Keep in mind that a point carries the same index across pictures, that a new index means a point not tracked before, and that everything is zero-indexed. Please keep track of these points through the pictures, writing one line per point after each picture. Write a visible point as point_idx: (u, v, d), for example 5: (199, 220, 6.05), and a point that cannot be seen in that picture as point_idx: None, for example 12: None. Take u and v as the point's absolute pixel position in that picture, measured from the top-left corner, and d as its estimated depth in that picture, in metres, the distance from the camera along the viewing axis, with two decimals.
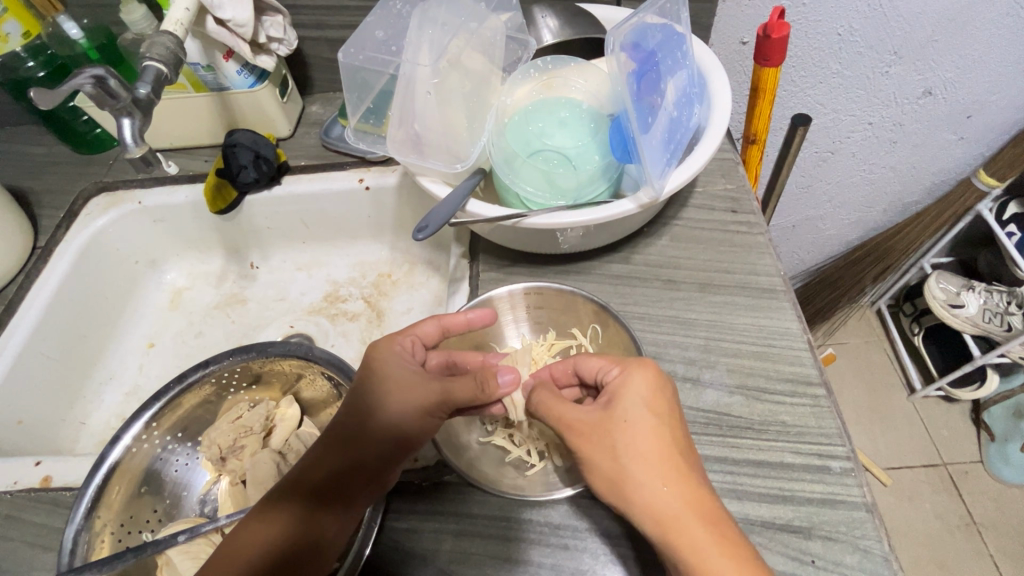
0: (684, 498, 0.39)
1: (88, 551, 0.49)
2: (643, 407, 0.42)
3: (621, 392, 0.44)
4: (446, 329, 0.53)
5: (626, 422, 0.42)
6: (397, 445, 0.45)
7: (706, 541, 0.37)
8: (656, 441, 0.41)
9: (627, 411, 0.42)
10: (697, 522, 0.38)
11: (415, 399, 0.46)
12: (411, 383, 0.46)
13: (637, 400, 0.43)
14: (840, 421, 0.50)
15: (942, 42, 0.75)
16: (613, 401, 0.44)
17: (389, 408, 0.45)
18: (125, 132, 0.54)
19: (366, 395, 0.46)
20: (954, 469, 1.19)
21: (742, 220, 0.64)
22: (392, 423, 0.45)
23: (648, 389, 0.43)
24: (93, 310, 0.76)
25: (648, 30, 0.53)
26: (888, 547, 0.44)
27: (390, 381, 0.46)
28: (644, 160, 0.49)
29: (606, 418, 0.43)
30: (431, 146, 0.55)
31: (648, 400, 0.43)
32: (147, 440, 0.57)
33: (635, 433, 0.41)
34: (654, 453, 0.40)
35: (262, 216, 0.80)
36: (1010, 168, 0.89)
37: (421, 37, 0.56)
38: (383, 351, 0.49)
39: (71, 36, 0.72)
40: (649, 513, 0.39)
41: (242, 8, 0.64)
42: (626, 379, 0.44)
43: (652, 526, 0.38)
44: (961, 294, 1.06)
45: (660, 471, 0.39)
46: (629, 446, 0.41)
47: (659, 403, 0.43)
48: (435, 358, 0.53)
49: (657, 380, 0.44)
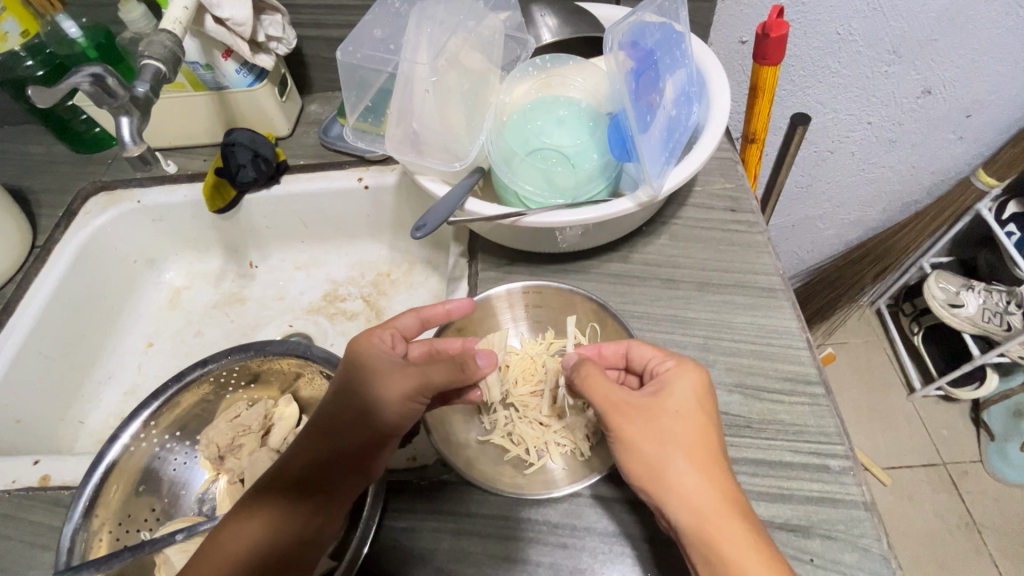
0: (721, 494, 0.39)
1: (85, 549, 0.49)
2: (694, 402, 0.43)
3: (673, 383, 0.44)
4: (426, 320, 0.53)
5: (677, 413, 0.42)
6: (378, 433, 0.45)
7: (738, 536, 0.38)
8: (703, 436, 0.41)
9: (678, 403, 0.43)
10: (733, 517, 0.38)
11: (394, 386, 0.45)
12: (388, 372, 0.46)
13: (687, 394, 0.43)
14: (839, 420, 0.50)
15: (941, 41, 0.75)
16: (663, 390, 0.44)
17: (368, 397, 0.45)
18: (123, 130, 0.54)
19: (345, 387, 0.47)
20: (954, 469, 1.19)
21: (741, 219, 0.64)
22: (372, 412, 0.45)
23: (699, 385, 0.44)
24: (92, 310, 0.76)
25: (646, 28, 0.53)
26: (887, 546, 0.44)
27: (368, 371, 0.46)
28: (642, 158, 0.49)
29: (654, 406, 0.43)
30: (429, 145, 0.55)
31: (696, 395, 0.43)
32: (145, 439, 0.57)
33: (686, 425, 0.41)
34: (700, 447, 0.41)
35: (261, 216, 0.80)
36: (1009, 167, 0.89)
37: (420, 36, 0.56)
38: (362, 345, 0.49)
39: (69, 35, 0.72)
40: (688, 503, 0.39)
41: (241, 7, 0.64)
42: (678, 372, 0.44)
43: (688, 516, 0.39)
44: (960, 294, 1.06)
45: (704, 465, 0.40)
46: (677, 437, 0.41)
47: (706, 399, 0.43)
48: (417, 349, 0.52)
49: (705, 377, 0.45)
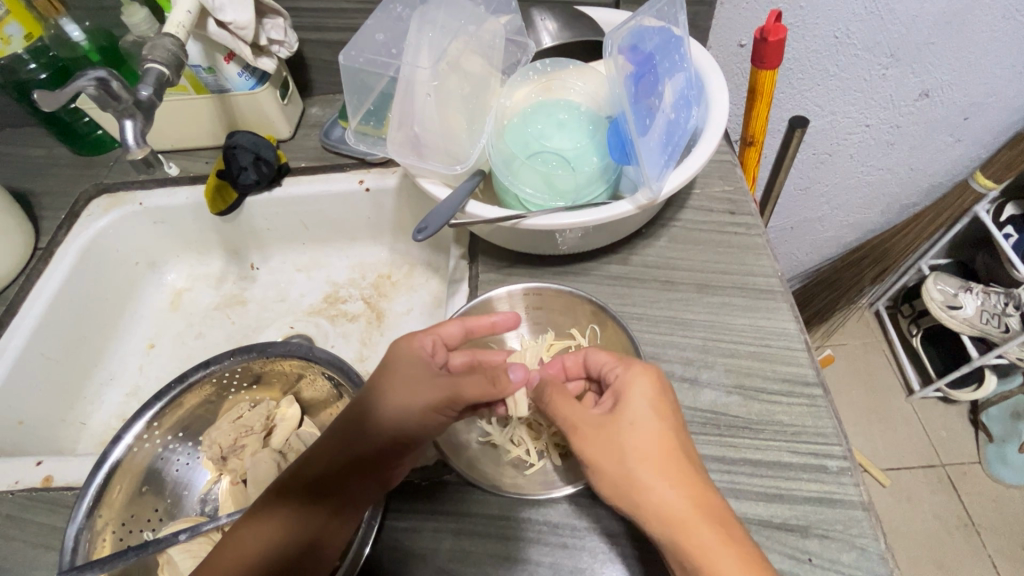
0: (691, 499, 0.39)
1: (89, 549, 0.49)
2: (649, 410, 0.43)
3: (625, 395, 0.44)
4: (471, 329, 0.53)
5: (633, 424, 0.42)
6: (399, 442, 0.46)
7: (714, 541, 0.37)
8: (663, 443, 0.41)
9: (633, 414, 0.43)
10: (706, 522, 0.38)
11: (425, 397, 0.46)
12: (421, 381, 0.47)
13: (642, 402, 0.43)
14: (837, 421, 0.50)
15: (938, 45, 0.76)
16: (618, 403, 0.44)
17: (395, 404, 0.46)
18: (128, 133, 0.55)
19: (374, 392, 0.48)
20: (952, 470, 1.20)
21: (740, 222, 0.65)
22: (395, 420, 0.46)
23: (652, 391, 0.44)
24: (94, 311, 0.76)
25: (646, 33, 0.54)
26: (883, 545, 0.44)
27: (400, 379, 0.47)
28: (642, 162, 0.50)
29: (611, 421, 0.43)
30: (430, 148, 0.56)
31: (651, 402, 0.44)
32: (148, 440, 0.57)
33: (644, 435, 0.42)
34: (660, 455, 0.41)
35: (263, 218, 0.81)
36: (1007, 169, 0.90)
37: (421, 40, 0.57)
38: (403, 346, 0.49)
39: (73, 38, 0.73)
40: (658, 516, 0.39)
41: (244, 11, 0.64)
42: (630, 381, 0.45)
43: (662, 529, 0.39)
44: (959, 295, 1.06)
45: (667, 473, 0.40)
46: (635, 448, 0.41)
47: (662, 406, 0.44)
48: (458, 357, 0.53)
49: (659, 383, 0.45)
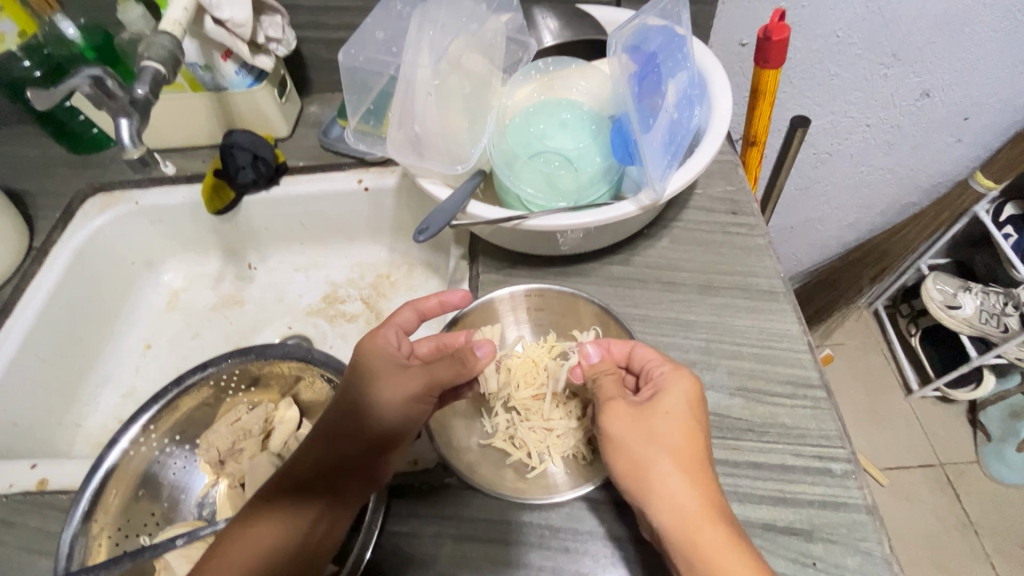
0: (706, 499, 0.39)
1: (85, 555, 0.49)
2: (684, 408, 0.43)
3: (663, 390, 0.44)
4: (423, 314, 0.52)
5: (667, 417, 0.42)
6: (387, 435, 0.45)
7: (722, 541, 0.38)
8: (693, 440, 0.41)
9: (670, 408, 0.43)
10: (717, 524, 0.38)
11: (400, 387, 0.46)
12: (395, 374, 0.46)
13: (679, 399, 0.43)
14: (840, 422, 0.50)
15: (940, 45, 0.76)
16: (655, 394, 0.44)
17: (371, 402, 0.46)
18: (122, 132, 0.53)
19: (352, 390, 0.47)
20: (950, 470, 1.20)
21: (742, 222, 0.64)
22: (380, 414, 0.46)
23: (692, 391, 0.44)
24: (90, 311, 0.75)
25: (649, 32, 0.54)
26: (888, 550, 0.44)
27: (375, 375, 0.47)
28: (646, 162, 0.49)
29: (646, 410, 0.43)
30: (431, 147, 0.55)
31: (689, 401, 0.43)
32: (144, 443, 0.57)
33: (677, 431, 0.42)
34: (687, 451, 0.41)
35: (260, 217, 0.80)
36: (1007, 169, 0.89)
37: (421, 37, 0.56)
38: (367, 343, 0.49)
39: (67, 34, 0.72)
40: (672, 506, 0.39)
41: (241, 8, 0.63)
42: (671, 378, 0.44)
43: (673, 520, 0.39)
44: (958, 295, 1.06)
45: (690, 471, 0.40)
46: (665, 440, 0.41)
47: (698, 406, 0.43)
48: (424, 345, 0.52)
49: (698, 384, 0.44)
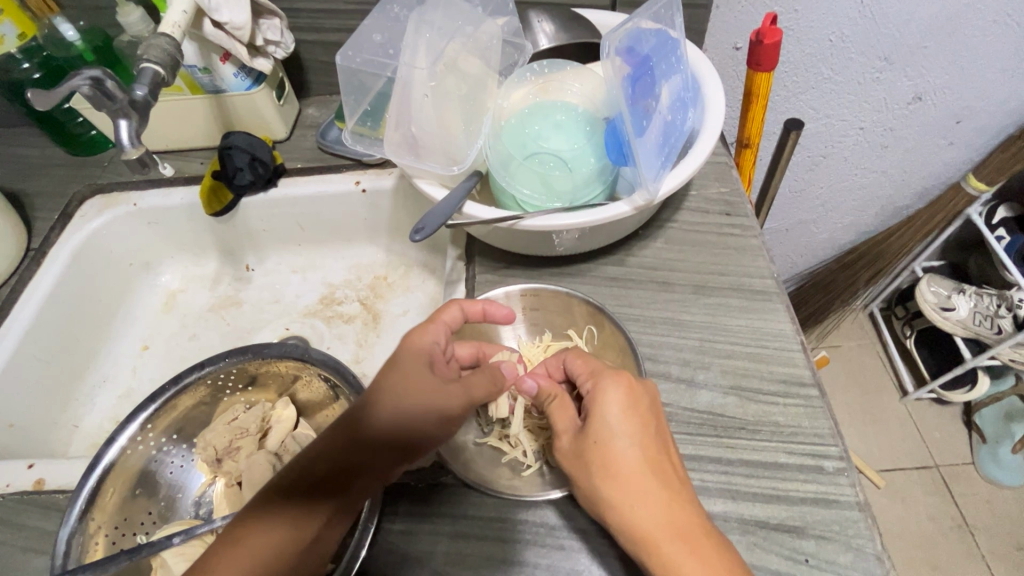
0: (659, 514, 0.40)
1: (82, 553, 0.49)
2: (616, 427, 0.43)
3: (594, 410, 0.44)
4: (467, 317, 0.53)
5: (598, 441, 0.43)
6: (408, 448, 0.46)
7: (681, 555, 0.38)
8: (631, 459, 0.42)
9: (599, 432, 0.43)
10: (673, 539, 0.39)
11: (443, 405, 0.45)
12: (437, 389, 0.46)
13: (612, 417, 0.43)
14: (832, 421, 0.51)
15: (931, 49, 0.77)
16: (588, 418, 0.45)
17: (405, 410, 0.45)
18: (122, 134, 0.54)
19: (384, 392, 0.45)
20: (946, 471, 1.20)
21: (736, 224, 0.65)
22: (408, 427, 0.45)
23: (620, 406, 0.44)
24: (87, 313, 0.76)
25: (643, 35, 0.54)
26: (880, 546, 0.45)
27: (415, 382, 0.45)
28: (640, 163, 0.50)
29: (582, 437, 0.44)
30: (427, 148, 0.56)
31: (623, 417, 0.43)
32: (142, 442, 0.57)
33: (611, 453, 0.42)
34: (625, 472, 0.41)
35: (258, 218, 0.80)
36: (999, 172, 0.91)
37: (418, 40, 0.57)
38: (411, 342, 0.48)
39: (67, 37, 0.72)
40: (625, 531, 0.40)
41: (240, 11, 0.64)
42: (601, 395, 0.45)
43: (632, 544, 0.40)
44: (952, 297, 1.07)
45: (633, 492, 0.41)
46: (604, 467, 0.42)
47: (633, 418, 0.43)
48: (464, 349, 0.54)
49: (628, 396, 0.44)
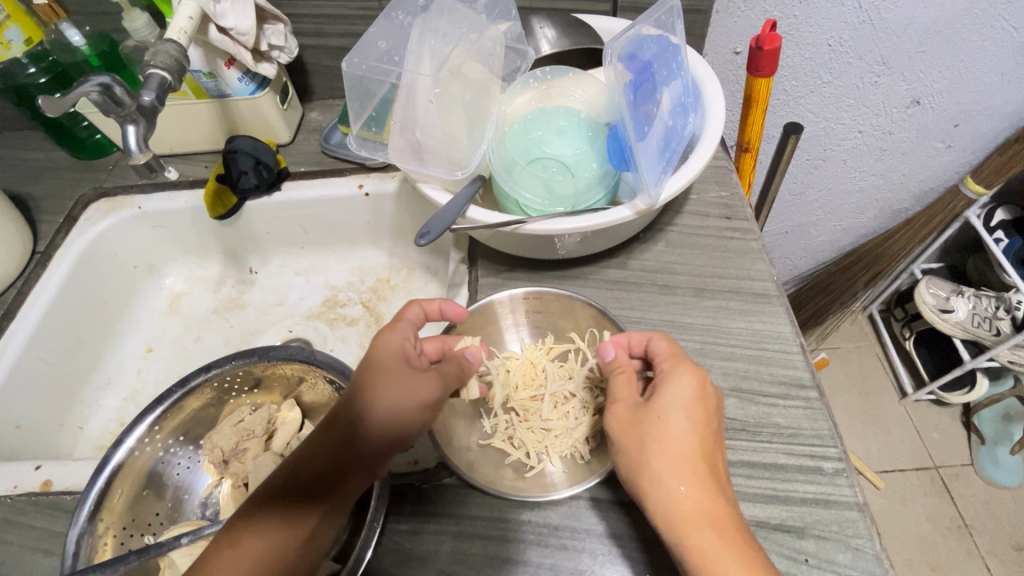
0: (700, 501, 0.40)
1: (91, 553, 0.49)
2: (680, 410, 0.43)
3: (663, 389, 0.45)
4: (429, 315, 0.54)
5: (663, 418, 0.43)
6: (396, 439, 0.47)
7: (713, 546, 0.38)
8: (689, 443, 0.42)
9: (664, 409, 0.43)
10: (708, 528, 0.39)
11: (419, 393, 0.47)
12: (411, 377, 0.47)
13: (678, 400, 0.44)
14: (832, 422, 0.51)
15: (929, 53, 0.77)
16: (654, 396, 0.45)
17: (391, 405, 0.46)
18: (129, 138, 0.56)
19: (358, 387, 0.48)
20: (945, 472, 1.21)
21: (736, 227, 0.66)
22: (391, 417, 0.46)
23: (691, 393, 0.44)
24: (92, 315, 0.76)
25: (644, 41, 0.55)
26: (879, 546, 0.45)
27: (387, 374, 0.47)
28: (641, 167, 0.50)
29: (643, 412, 0.44)
30: (431, 153, 0.56)
31: (688, 401, 0.44)
32: (150, 443, 0.58)
33: (668, 431, 0.42)
34: (681, 452, 0.41)
35: (262, 221, 0.81)
36: (997, 175, 0.91)
37: (422, 47, 0.57)
38: (383, 342, 0.49)
39: (73, 42, 0.73)
40: (663, 508, 0.40)
41: (245, 17, 0.65)
42: (673, 379, 0.45)
43: (667, 522, 0.40)
44: (951, 299, 1.07)
45: (684, 473, 0.41)
46: (659, 442, 0.42)
47: (697, 406, 0.44)
48: (431, 345, 0.53)
49: (699, 386, 0.45)
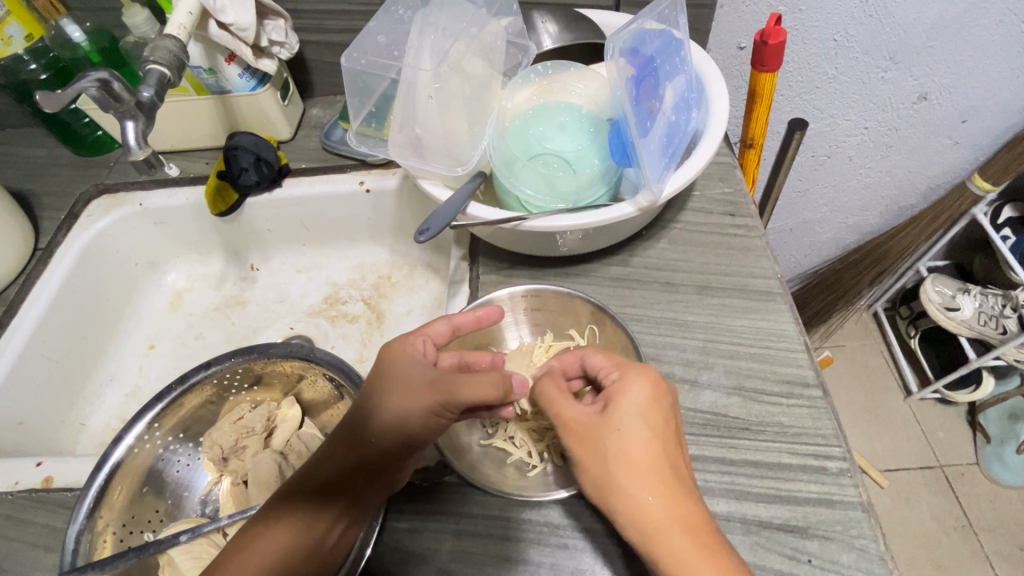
0: (671, 506, 0.39)
1: (90, 550, 0.49)
2: (638, 416, 0.43)
3: (618, 399, 0.44)
4: (457, 328, 0.53)
5: (621, 430, 0.42)
6: (404, 445, 0.45)
7: (689, 552, 0.38)
8: (652, 451, 0.41)
9: (622, 419, 0.43)
10: (682, 533, 0.38)
11: (421, 400, 0.45)
12: (419, 384, 0.46)
13: (634, 407, 0.43)
14: (836, 421, 0.51)
15: (937, 47, 0.76)
16: (610, 406, 0.44)
17: (398, 409, 0.45)
18: (129, 135, 0.54)
19: (371, 393, 0.47)
20: (950, 471, 1.20)
21: (740, 224, 0.65)
22: (396, 424, 0.45)
23: (646, 397, 0.43)
24: (94, 311, 0.76)
25: (647, 36, 0.54)
26: (883, 547, 0.45)
27: (397, 378, 0.47)
28: (642, 163, 0.50)
29: (600, 423, 0.44)
30: (431, 149, 0.56)
31: (645, 408, 0.43)
32: (149, 440, 0.57)
33: (628, 442, 0.42)
34: (645, 462, 0.41)
35: (263, 218, 0.80)
36: (1004, 173, 0.89)
37: (423, 41, 0.57)
38: (396, 350, 0.49)
39: (74, 39, 0.73)
40: (634, 521, 0.40)
41: (245, 12, 0.64)
42: (624, 387, 0.44)
43: (638, 533, 0.39)
44: (957, 297, 1.06)
45: (652, 481, 0.40)
46: (622, 455, 0.41)
47: (655, 411, 0.43)
48: (447, 358, 0.53)
49: (655, 387, 0.44)
